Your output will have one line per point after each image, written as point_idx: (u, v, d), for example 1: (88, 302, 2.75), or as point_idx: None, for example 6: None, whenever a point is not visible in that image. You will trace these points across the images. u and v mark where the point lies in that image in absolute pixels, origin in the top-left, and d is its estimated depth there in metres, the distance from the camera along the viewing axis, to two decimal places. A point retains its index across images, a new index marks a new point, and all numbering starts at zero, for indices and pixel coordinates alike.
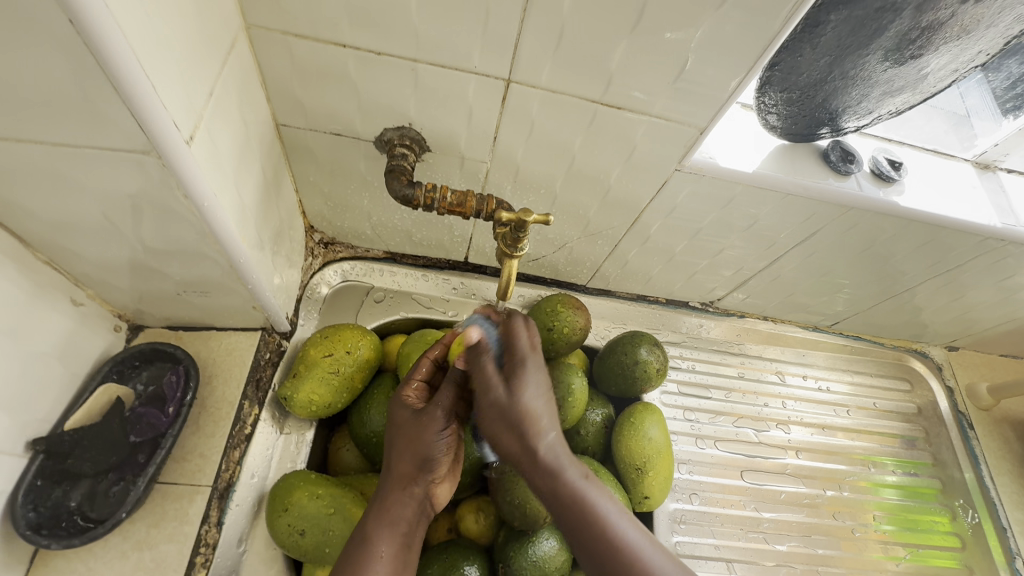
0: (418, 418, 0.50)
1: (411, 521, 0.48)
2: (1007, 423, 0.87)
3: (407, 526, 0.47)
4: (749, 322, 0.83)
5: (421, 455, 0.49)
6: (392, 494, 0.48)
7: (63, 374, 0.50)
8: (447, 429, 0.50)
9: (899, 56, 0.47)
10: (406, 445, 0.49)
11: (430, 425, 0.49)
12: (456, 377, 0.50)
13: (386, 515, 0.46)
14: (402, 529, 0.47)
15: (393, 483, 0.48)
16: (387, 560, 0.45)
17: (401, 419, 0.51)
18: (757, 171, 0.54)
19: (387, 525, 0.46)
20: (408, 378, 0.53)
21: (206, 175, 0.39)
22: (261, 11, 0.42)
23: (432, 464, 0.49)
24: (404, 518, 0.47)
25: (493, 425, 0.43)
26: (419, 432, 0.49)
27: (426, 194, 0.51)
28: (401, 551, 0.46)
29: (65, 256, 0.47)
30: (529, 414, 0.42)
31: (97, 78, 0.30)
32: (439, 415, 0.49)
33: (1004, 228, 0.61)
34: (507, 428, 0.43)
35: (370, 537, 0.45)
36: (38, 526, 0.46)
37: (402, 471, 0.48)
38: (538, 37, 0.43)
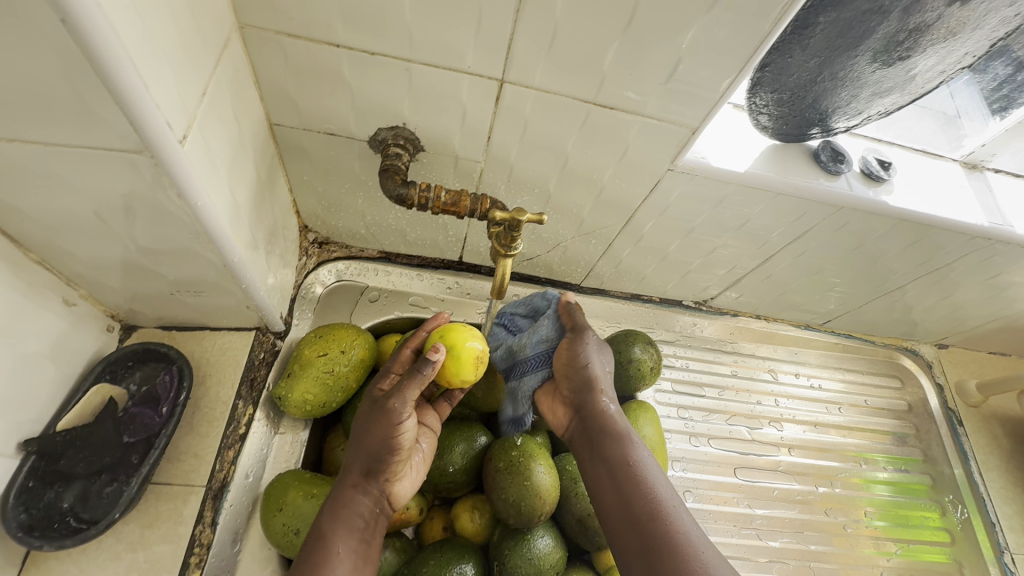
0: (373, 412, 0.49)
1: (368, 517, 0.47)
2: (996, 419, 0.88)
3: (364, 524, 0.46)
4: (742, 320, 0.84)
5: (372, 449, 0.47)
6: (347, 491, 0.47)
7: (55, 374, 0.50)
8: (401, 422, 0.48)
9: (888, 57, 0.47)
10: (358, 440, 0.48)
11: (382, 417, 0.48)
12: (422, 369, 0.48)
13: (340, 511, 0.46)
14: (357, 526, 0.46)
15: (347, 480, 0.47)
16: (343, 559, 0.43)
17: (360, 414, 0.50)
18: (749, 170, 0.54)
19: (339, 523, 0.45)
20: (385, 370, 0.53)
21: (199, 174, 0.39)
22: (254, 10, 0.42)
23: (385, 458, 0.47)
24: (358, 515, 0.46)
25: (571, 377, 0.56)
26: (370, 427, 0.48)
27: (420, 194, 0.51)
28: (358, 550, 0.45)
29: (57, 256, 0.47)
30: (592, 376, 0.55)
31: (90, 78, 0.30)
32: (393, 407, 0.48)
33: (991, 227, 0.62)
34: (586, 382, 0.54)
35: (324, 535, 0.44)
36: (31, 527, 0.46)
37: (355, 467, 0.48)
38: (532, 38, 0.43)
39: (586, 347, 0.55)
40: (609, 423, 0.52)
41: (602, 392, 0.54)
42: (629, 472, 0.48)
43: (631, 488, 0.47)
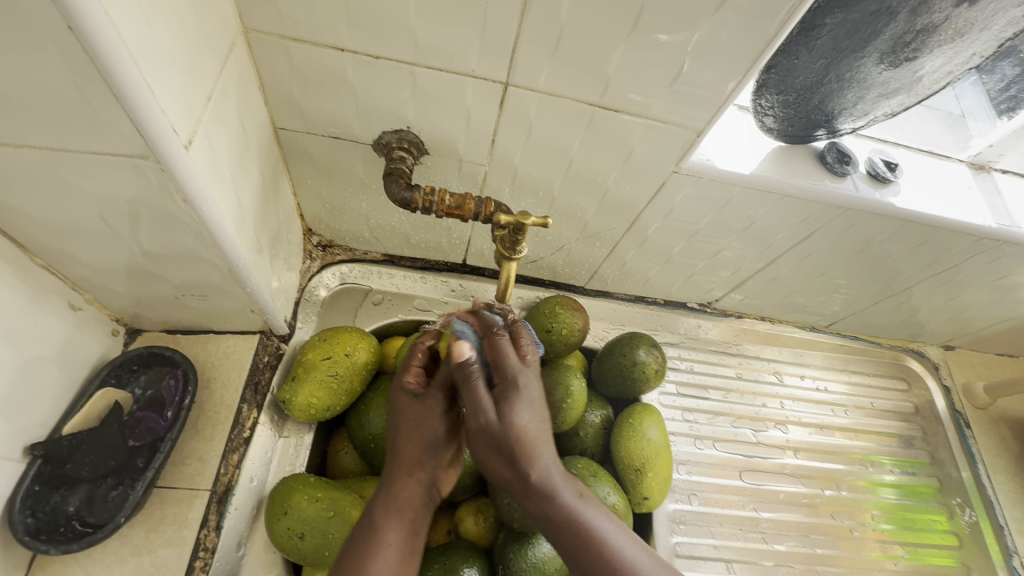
0: (419, 403, 0.50)
1: (419, 507, 0.46)
2: (1004, 421, 0.87)
3: (414, 513, 0.46)
4: (746, 322, 0.83)
5: (425, 439, 0.48)
6: (399, 479, 0.47)
7: (61, 378, 0.50)
8: (451, 411, 0.50)
9: (894, 58, 0.47)
10: (409, 429, 0.49)
11: (432, 409, 0.49)
12: (456, 361, 0.50)
13: (393, 501, 0.45)
14: (408, 515, 0.45)
15: (398, 470, 0.47)
16: (396, 548, 0.43)
17: (402, 404, 0.50)
18: (754, 173, 0.54)
19: (394, 512, 0.45)
20: (405, 364, 0.53)
21: (204, 179, 0.39)
22: (259, 14, 0.42)
23: (439, 445, 0.49)
24: (411, 504, 0.46)
25: (491, 445, 0.43)
26: (422, 416, 0.49)
27: (424, 198, 0.51)
28: (410, 539, 0.44)
29: (63, 261, 0.47)
30: (523, 437, 0.43)
31: (96, 84, 0.30)
32: (440, 397, 0.49)
33: (999, 228, 0.61)
34: (495, 450, 0.43)
35: (376, 525, 0.44)
36: (37, 531, 0.46)
37: (407, 457, 0.48)
38: (536, 40, 0.43)
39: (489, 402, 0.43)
40: (541, 493, 0.42)
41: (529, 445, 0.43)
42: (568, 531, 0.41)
43: (564, 536, 0.41)
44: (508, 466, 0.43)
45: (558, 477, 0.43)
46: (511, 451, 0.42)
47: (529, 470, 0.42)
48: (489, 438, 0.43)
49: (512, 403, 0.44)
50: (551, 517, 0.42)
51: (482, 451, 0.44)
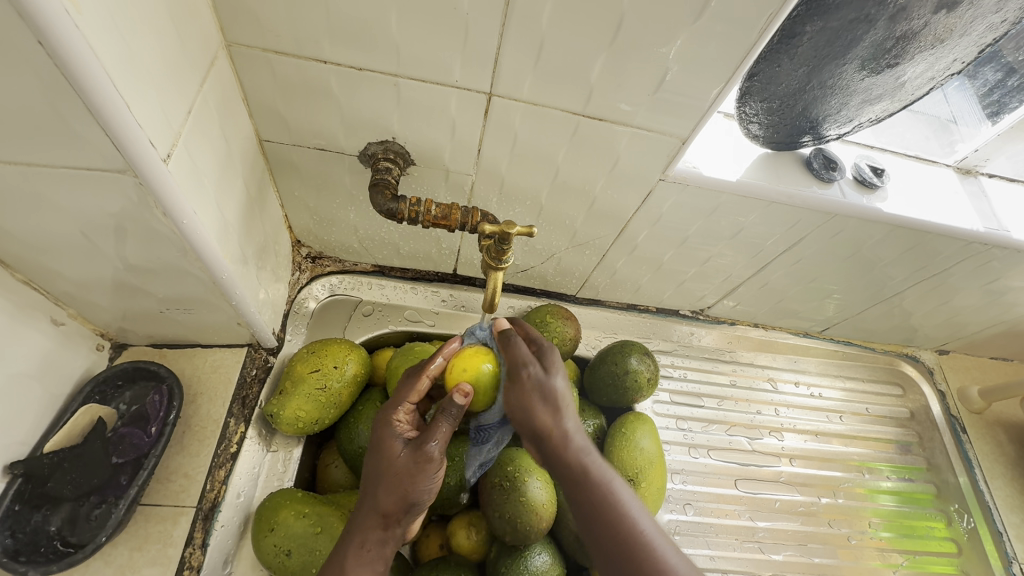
0: (405, 458, 0.45)
1: (386, 556, 0.46)
2: (1000, 426, 0.87)
3: (381, 564, 0.45)
4: (740, 329, 0.83)
5: (407, 496, 0.45)
6: (372, 532, 0.45)
7: (44, 395, 0.49)
8: (439, 469, 0.46)
9: (876, 65, 0.47)
10: (393, 484, 0.45)
11: (423, 468, 0.45)
12: (451, 408, 0.45)
13: (366, 554, 0.44)
14: (376, 569, 0.45)
15: (370, 519, 0.45)
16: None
17: (382, 452, 0.45)
18: (741, 180, 0.54)
19: (364, 566, 0.44)
20: (398, 401, 0.47)
21: (184, 192, 0.39)
22: (241, 28, 0.42)
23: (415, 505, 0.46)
24: (380, 556, 0.45)
25: (525, 407, 0.47)
26: (409, 476, 0.45)
27: (410, 208, 0.51)
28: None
29: (44, 276, 0.46)
30: (553, 401, 0.47)
31: (69, 99, 0.30)
32: (433, 456, 0.45)
33: (987, 232, 0.61)
34: (541, 404, 0.47)
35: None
36: (16, 553, 0.45)
37: (384, 513, 0.45)
38: (518, 51, 0.43)
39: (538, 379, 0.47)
40: (571, 454, 0.46)
41: (558, 399, 0.47)
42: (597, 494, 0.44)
43: (603, 515, 0.43)
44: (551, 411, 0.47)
45: (583, 439, 0.47)
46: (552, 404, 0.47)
47: (561, 431, 0.46)
48: (534, 386, 0.47)
49: (553, 363, 0.49)
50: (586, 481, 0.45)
51: (521, 403, 0.47)
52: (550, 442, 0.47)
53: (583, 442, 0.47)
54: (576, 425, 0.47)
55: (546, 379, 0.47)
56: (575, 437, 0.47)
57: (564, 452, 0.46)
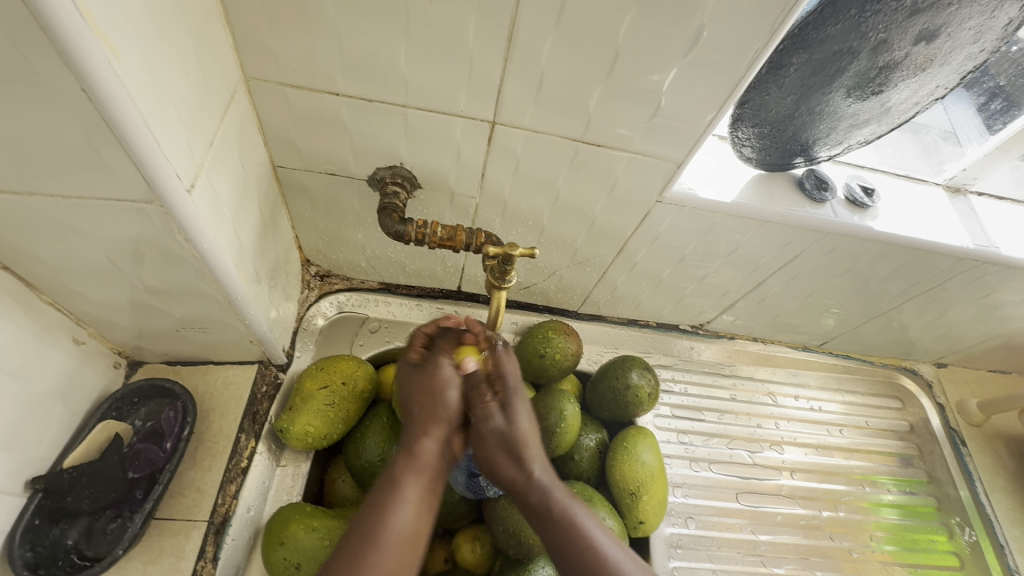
0: (427, 370, 0.52)
1: (439, 467, 0.49)
2: (999, 438, 0.87)
3: (434, 471, 0.48)
4: (740, 343, 0.84)
5: (428, 399, 0.50)
6: (422, 437, 0.49)
7: (64, 412, 0.51)
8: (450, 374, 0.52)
9: (862, 92, 0.49)
10: (422, 390, 0.51)
11: (438, 375, 0.51)
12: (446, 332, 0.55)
13: (417, 457, 0.48)
14: (427, 471, 0.48)
15: (419, 426, 0.50)
16: (411, 503, 0.45)
17: (409, 377, 0.53)
18: (735, 201, 0.56)
19: (415, 469, 0.47)
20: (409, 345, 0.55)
21: (205, 219, 0.41)
22: (259, 64, 0.44)
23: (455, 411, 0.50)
24: (431, 463, 0.48)
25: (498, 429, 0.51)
26: (424, 381, 0.52)
27: (417, 230, 0.53)
28: (428, 497, 0.47)
29: (68, 297, 0.48)
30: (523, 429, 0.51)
31: (105, 138, 0.32)
32: (440, 363, 0.52)
33: (977, 249, 0.63)
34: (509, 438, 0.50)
35: (396, 479, 0.46)
36: (36, 566, 0.47)
37: (422, 416, 0.50)
38: (521, 83, 0.45)
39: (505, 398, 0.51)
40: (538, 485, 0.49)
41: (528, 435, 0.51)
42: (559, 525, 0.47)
43: (571, 547, 0.46)
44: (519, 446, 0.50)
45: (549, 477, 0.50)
46: (516, 452, 0.50)
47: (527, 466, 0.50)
48: (500, 430, 0.50)
49: (515, 409, 0.51)
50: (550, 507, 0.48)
51: (494, 453, 0.50)
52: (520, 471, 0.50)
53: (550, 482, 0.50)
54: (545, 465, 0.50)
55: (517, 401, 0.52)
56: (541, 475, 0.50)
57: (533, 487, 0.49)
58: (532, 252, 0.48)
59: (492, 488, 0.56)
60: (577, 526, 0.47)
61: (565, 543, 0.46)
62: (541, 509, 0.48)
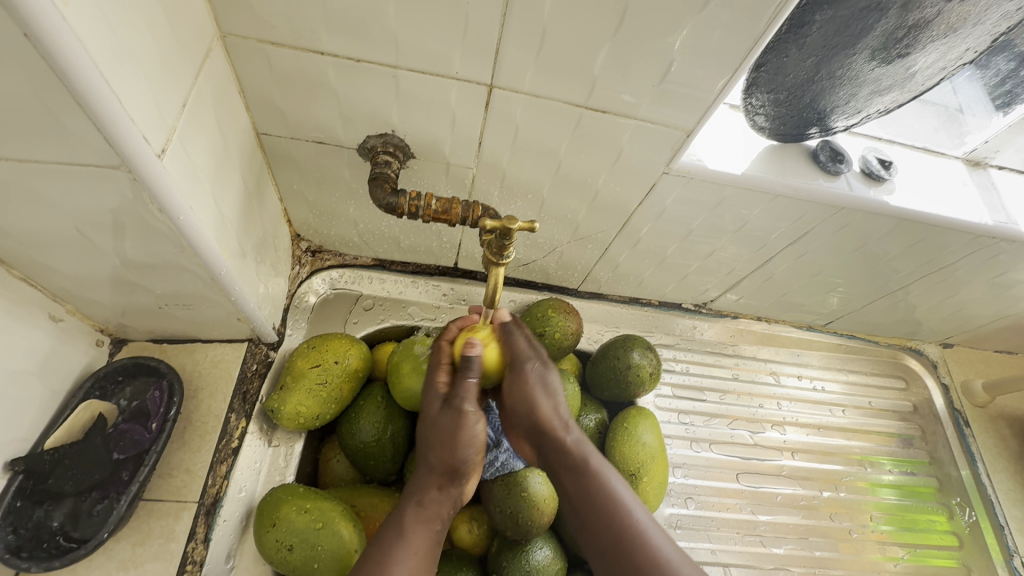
0: (450, 416, 0.50)
1: (444, 517, 0.50)
2: (1003, 419, 0.86)
3: (440, 521, 0.50)
4: (743, 322, 0.82)
5: (447, 453, 0.50)
6: (430, 488, 0.50)
7: (42, 391, 0.49)
8: (475, 427, 0.50)
9: (886, 55, 0.46)
10: (441, 444, 0.50)
11: (463, 423, 0.49)
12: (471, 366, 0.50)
13: (424, 509, 0.49)
14: (435, 524, 0.49)
15: (429, 481, 0.50)
16: (419, 555, 0.47)
17: (432, 413, 0.51)
18: (746, 173, 0.53)
19: (422, 520, 0.48)
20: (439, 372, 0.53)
21: (180, 188, 0.38)
22: (236, 19, 0.41)
23: (469, 467, 0.51)
24: (437, 515, 0.50)
25: (528, 399, 0.52)
26: (449, 432, 0.49)
27: (410, 202, 0.50)
28: (431, 546, 0.48)
29: (41, 273, 0.46)
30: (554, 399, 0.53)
31: (60, 94, 0.29)
32: (468, 410, 0.50)
33: (995, 225, 0.60)
34: (541, 395, 0.52)
35: (403, 533, 0.47)
36: (18, 549, 0.46)
37: (437, 471, 0.50)
38: (520, 42, 0.42)
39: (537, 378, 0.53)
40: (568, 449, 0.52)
41: (558, 411, 0.53)
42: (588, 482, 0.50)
43: (602, 507, 0.48)
44: (538, 425, 0.52)
45: (578, 435, 0.53)
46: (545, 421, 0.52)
47: (560, 421, 0.52)
48: (528, 402, 0.53)
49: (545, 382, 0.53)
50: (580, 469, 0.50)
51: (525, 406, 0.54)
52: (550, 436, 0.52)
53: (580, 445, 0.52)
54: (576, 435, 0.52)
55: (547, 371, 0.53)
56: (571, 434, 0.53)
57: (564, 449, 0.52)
58: (533, 228, 0.45)
59: (488, 470, 0.56)
60: (605, 489, 0.49)
61: (594, 500, 0.49)
62: (576, 469, 0.51)
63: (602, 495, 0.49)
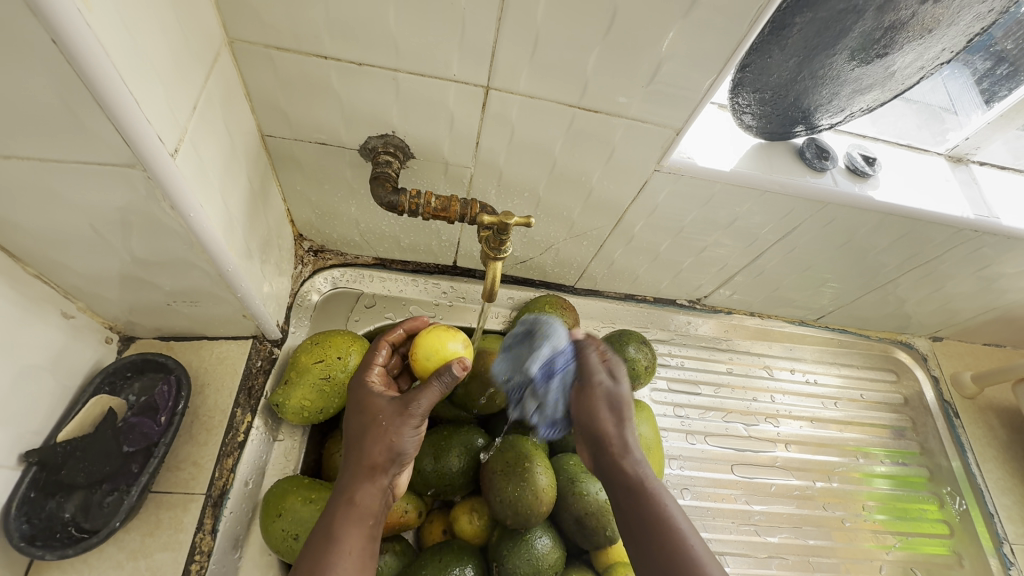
0: (392, 409, 0.49)
1: (377, 514, 0.47)
2: (992, 410, 0.88)
3: (374, 517, 0.46)
4: (736, 318, 0.84)
5: (385, 444, 0.48)
6: (362, 484, 0.47)
7: (54, 386, 0.50)
8: (419, 424, 0.49)
9: (865, 55, 0.48)
10: (377, 433, 0.48)
11: (409, 418, 0.49)
12: (445, 376, 0.50)
13: (355, 506, 0.46)
14: (368, 520, 0.46)
15: (360, 475, 0.47)
16: (354, 556, 0.44)
17: (371, 407, 0.50)
18: (734, 169, 0.55)
19: (354, 520, 0.45)
20: (368, 364, 0.55)
21: (191, 186, 0.40)
22: (243, 25, 0.43)
23: (399, 462, 0.49)
24: (371, 512, 0.46)
25: (590, 411, 0.55)
26: (391, 425, 0.48)
27: (410, 200, 0.52)
28: (366, 546, 0.45)
29: (55, 270, 0.47)
30: (616, 410, 0.54)
31: (81, 96, 0.31)
32: (416, 410, 0.49)
33: (977, 219, 0.62)
34: (606, 410, 0.54)
35: (336, 535, 0.44)
36: (32, 538, 0.47)
37: (371, 463, 0.47)
38: (514, 45, 0.44)
39: (603, 389, 0.55)
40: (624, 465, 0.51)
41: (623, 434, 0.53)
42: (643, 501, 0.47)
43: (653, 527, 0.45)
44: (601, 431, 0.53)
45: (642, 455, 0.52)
46: (617, 416, 0.54)
47: (621, 442, 0.52)
48: (603, 395, 0.55)
49: (617, 388, 0.55)
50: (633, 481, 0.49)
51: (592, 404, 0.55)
52: (608, 454, 0.52)
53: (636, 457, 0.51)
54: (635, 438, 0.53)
55: (616, 385, 0.55)
56: (632, 448, 0.52)
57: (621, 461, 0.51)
58: (530, 223, 0.47)
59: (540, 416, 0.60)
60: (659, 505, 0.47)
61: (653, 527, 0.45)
62: (631, 487, 0.49)
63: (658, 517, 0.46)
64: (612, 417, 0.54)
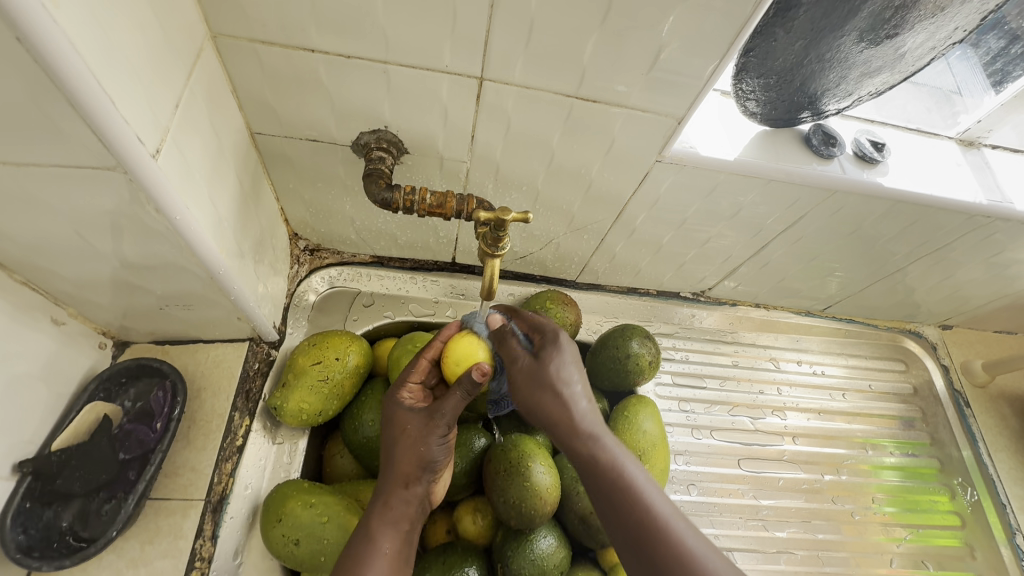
0: (418, 418, 0.50)
1: (412, 517, 0.48)
2: (1004, 399, 0.86)
3: (409, 522, 0.48)
4: (741, 310, 0.83)
5: (414, 455, 0.49)
6: (397, 491, 0.48)
7: (47, 394, 0.50)
8: (448, 433, 0.50)
9: (875, 36, 0.46)
10: (407, 443, 0.49)
11: (435, 428, 0.49)
12: (466, 384, 0.49)
13: (389, 511, 0.47)
14: (402, 525, 0.47)
15: (394, 482, 0.48)
16: (391, 557, 0.45)
17: (399, 417, 0.50)
18: (739, 158, 0.54)
19: (390, 523, 0.47)
20: (403, 380, 0.52)
21: (175, 188, 0.39)
22: (227, 19, 0.41)
23: (431, 469, 0.50)
24: (406, 515, 0.48)
25: (534, 398, 0.47)
26: (421, 434, 0.49)
27: (405, 197, 0.50)
28: (403, 547, 0.47)
29: (43, 277, 0.46)
30: (557, 385, 0.46)
31: (53, 97, 0.30)
32: (443, 420, 0.49)
33: (990, 205, 0.60)
34: (545, 393, 0.47)
35: (371, 537, 0.46)
36: (29, 548, 0.46)
37: (404, 470, 0.49)
38: (508, 34, 0.42)
39: (545, 361, 0.48)
40: (581, 437, 0.45)
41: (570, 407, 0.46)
42: (603, 474, 0.43)
43: (618, 497, 0.41)
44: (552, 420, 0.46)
45: (596, 423, 0.45)
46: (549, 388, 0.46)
47: (569, 416, 0.46)
48: (528, 376, 0.48)
49: (554, 356, 0.48)
50: (595, 457, 0.43)
51: (530, 392, 0.47)
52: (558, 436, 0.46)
53: (592, 425, 0.45)
54: (585, 404, 0.46)
55: (542, 363, 0.48)
56: (584, 420, 0.45)
57: (573, 430, 0.45)
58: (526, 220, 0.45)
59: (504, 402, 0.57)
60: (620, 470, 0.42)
61: (618, 494, 0.41)
62: (590, 460, 0.44)
63: (624, 487, 0.41)
64: (559, 400, 0.46)
